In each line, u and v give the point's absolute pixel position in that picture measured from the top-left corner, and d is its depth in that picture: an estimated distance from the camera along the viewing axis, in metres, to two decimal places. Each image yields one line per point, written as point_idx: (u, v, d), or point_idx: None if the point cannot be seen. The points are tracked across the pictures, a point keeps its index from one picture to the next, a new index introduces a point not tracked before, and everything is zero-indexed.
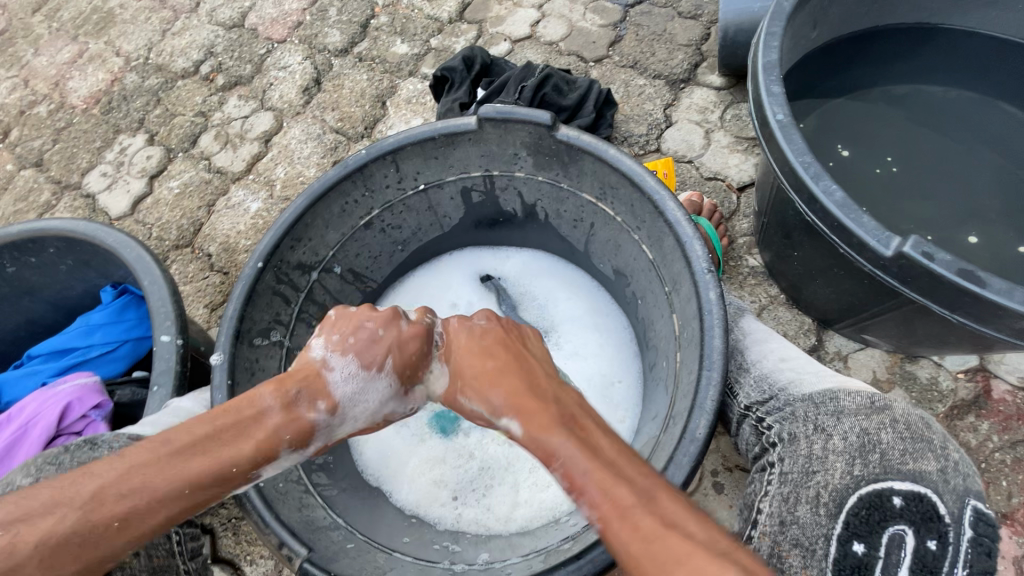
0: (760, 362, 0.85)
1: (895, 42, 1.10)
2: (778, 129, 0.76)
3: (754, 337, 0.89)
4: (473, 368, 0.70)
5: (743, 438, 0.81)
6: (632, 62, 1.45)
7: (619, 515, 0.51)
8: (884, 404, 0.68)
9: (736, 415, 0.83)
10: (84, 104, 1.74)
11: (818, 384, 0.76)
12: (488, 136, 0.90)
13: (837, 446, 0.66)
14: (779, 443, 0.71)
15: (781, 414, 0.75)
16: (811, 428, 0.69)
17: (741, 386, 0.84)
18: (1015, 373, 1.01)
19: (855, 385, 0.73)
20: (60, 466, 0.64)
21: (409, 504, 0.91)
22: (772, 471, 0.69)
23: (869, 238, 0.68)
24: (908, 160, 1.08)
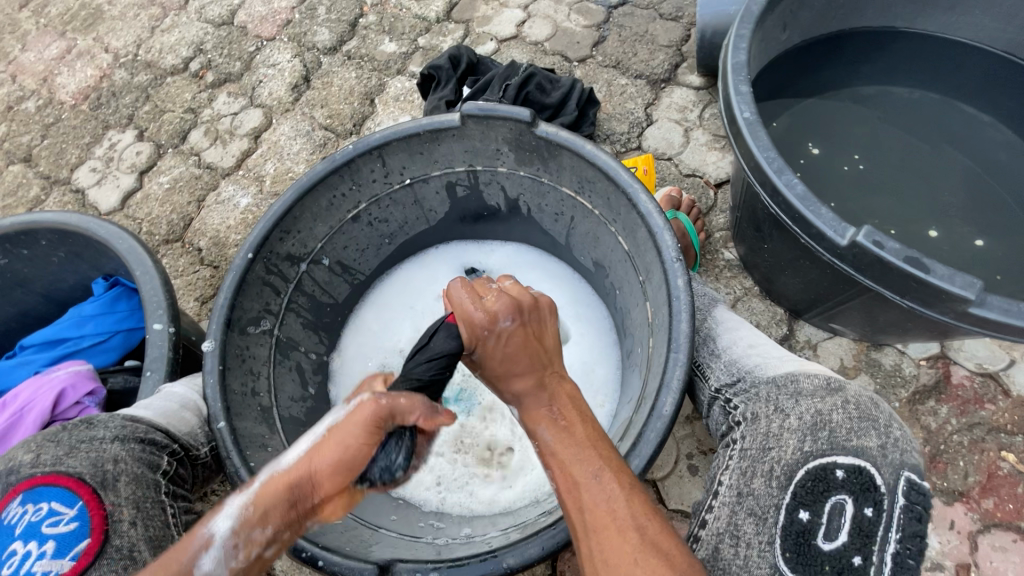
0: (730, 347, 0.82)
1: (863, 45, 1.15)
2: (745, 127, 0.80)
3: (726, 324, 0.87)
4: (493, 362, 0.72)
5: (711, 418, 0.80)
6: (615, 62, 1.49)
7: (568, 488, 0.62)
8: (839, 386, 0.69)
9: (706, 397, 0.81)
10: (73, 100, 1.74)
11: (782, 367, 0.76)
12: (471, 132, 0.93)
13: (792, 424, 0.66)
14: (742, 422, 0.71)
15: (745, 393, 0.74)
16: (771, 408, 0.69)
17: (710, 368, 0.82)
18: (973, 360, 1.06)
19: (815, 368, 0.72)
20: (59, 443, 0.67)
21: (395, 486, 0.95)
22: (734, 447, 0.70)
23: (826, 229, 0.72)
24: (873, 157, 1.13)
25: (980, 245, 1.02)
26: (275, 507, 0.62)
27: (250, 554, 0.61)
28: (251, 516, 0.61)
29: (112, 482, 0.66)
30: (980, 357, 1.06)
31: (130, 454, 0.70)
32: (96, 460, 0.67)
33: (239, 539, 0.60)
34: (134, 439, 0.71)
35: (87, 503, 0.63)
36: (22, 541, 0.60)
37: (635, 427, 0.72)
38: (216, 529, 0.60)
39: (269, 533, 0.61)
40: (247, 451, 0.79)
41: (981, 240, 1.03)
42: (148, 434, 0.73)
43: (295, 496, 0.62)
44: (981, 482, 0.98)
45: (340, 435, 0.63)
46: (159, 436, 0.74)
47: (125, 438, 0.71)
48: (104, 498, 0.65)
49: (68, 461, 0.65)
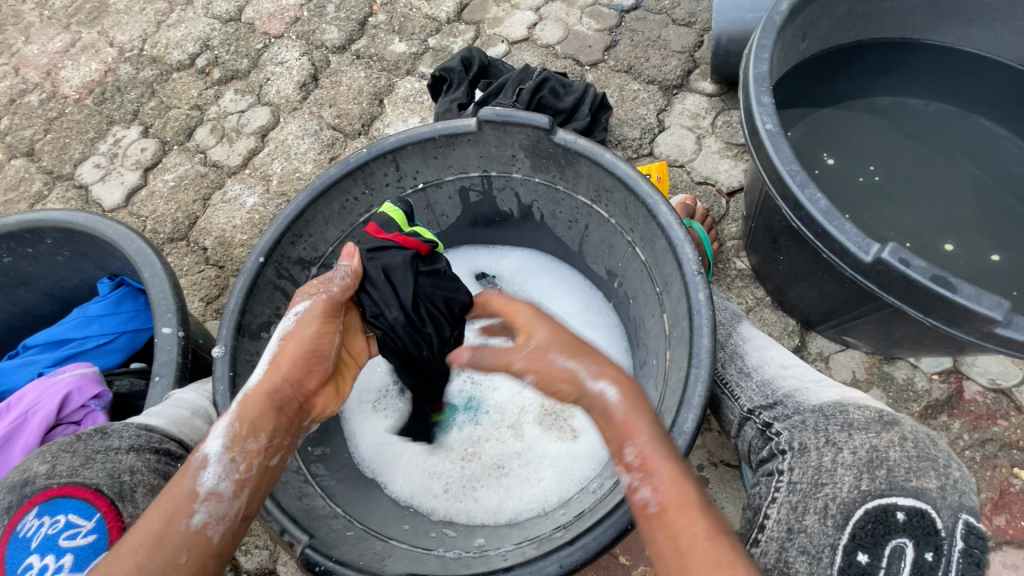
0: (761, 368, 0.79)
1: (879, 55, 1.14)
2: (767, 138, 0.80)
3: (753, 343, 0.83)
4: (559, 333, 0.65)
5: (741, 440, 0.75)
6: (627, 67, 1.48)
7: (679, 507, 0.51)
8: (894, 420, 0.61)
9: (735, 417, 0.77)
10: (76, 94, 1.72)
11: (824, 395, 0.70)
12: (487, 138, 0.92)
13: (846, 458, 0.59)
14: (788, 451, 0.65)
15: (790, 421, 0.68)
16: (822, 440, 0.63)
17: (741, 388, 0.78)
18: (986, 375, 1.06)
19: (866, 400, 0.66)
20: (75, 453, 0.66)
21: (403, 496, 0.93)
22: (781, 478, 0.64)
23: (850, 245, 0.71)
24: (888, 169, 1.12)
25: (996, 259, 1.02)
26: (266, 414, 0.64)
27: (253, 466, 0.62)
28: (241, 430, 0.62)
29: (129, 493, 0.65)
30: (993, 373, 1.06)
31: (145, 465, 0.68)
32: (113, 471, 0.65)
33: (234, 453, 0.61)
34: (149, 449, 0.70)
35: (105, 515, 0.62)
36: (38, 555, 0.59)
37: None
38: (210, 447, 0.60)
39: (263, 441, 0.63)
40: None
41: (998, 254, 1.02)
42: (162, 444, 0.71)
43: (281, 398, 0.66)
44: (992, 498, 0.98)
45: (299, 335, 0.69)
46: (173, 447, 0.72)
47: (139, 448, 0.69)
48: (122, 509, 0.64)
49: (84, 473, 0.64)
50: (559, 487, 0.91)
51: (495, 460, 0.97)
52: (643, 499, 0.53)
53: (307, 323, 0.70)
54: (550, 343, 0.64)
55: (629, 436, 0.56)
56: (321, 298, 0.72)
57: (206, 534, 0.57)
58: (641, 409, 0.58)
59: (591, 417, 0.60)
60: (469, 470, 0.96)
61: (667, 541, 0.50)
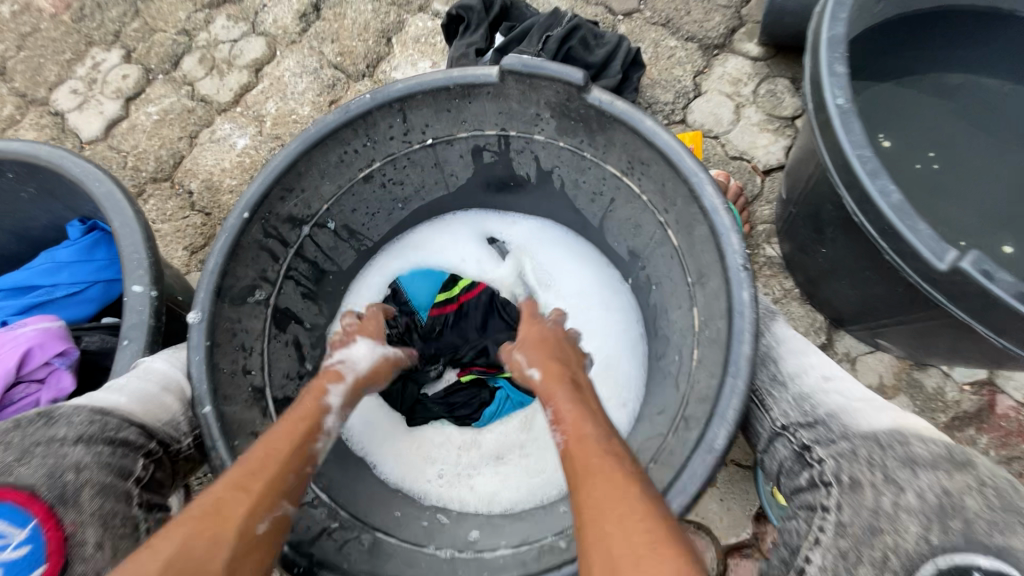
0: (800, 378, 0.69)
1: (954, 27, 1.02)
2: (836, 115, 0.68)
3: (790, 346, 0.73)
4: (537, 335, 0.83)
5: (771, 458, 0.67)
6: (664, 20, 1.33)
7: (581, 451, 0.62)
8: (965, 460, 0.55)
9: (767, 431, 0.68)
10: (52, 8, 1.55)
11: (876, 416, 0.61)
12: (509, 91, 0.79)
13: (911, 504, 0.52)
14: (837, 486, 0.57)
15: (836, 446, 0.60)
16: (880, 477, 0.55)
17: (775, 400, 0.68)
18: (1021, 390, 0.99)
19: (928, 431, 0.58)
20: (9, 446, 0.55)
21: (393, 478, 0.88)
22: (827, 517, 0.56)
23: (923, 249, 0.62)
24: (949, 158, 1.01)
25: None
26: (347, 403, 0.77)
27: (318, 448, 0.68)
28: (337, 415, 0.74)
29: (75, 495, 0.55)
30: None
31: (96, 460, 0.57)
32: (54, 469, 0.54)
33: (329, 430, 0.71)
34: (101, 440, 0.59)
35: (42, 523, 0.52)
36: None
37: (680, 456, 0.64)
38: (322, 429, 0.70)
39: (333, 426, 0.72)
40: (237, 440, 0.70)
41: None
42: (119, 434, 0.60)
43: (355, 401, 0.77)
44: None
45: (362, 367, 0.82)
46: (131, 435, 0.61)
47: (89, 440, 0.58)
48: (64, 516, 0.53)
49: (19, 470, 0.53)
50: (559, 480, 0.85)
51: (494, 449, 0.92)
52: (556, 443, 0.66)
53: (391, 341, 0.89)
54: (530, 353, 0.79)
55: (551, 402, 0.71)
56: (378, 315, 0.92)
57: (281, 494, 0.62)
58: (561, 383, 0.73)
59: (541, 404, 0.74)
60: (465, 459, 0.92)
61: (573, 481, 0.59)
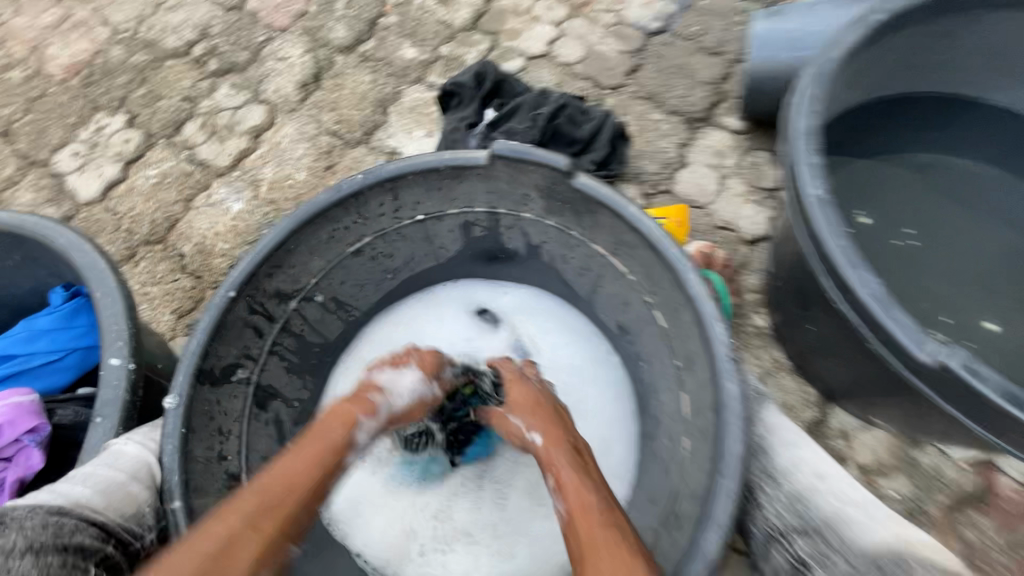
0: (793, 474, 0.66)
1: (922, 111, 1.06)
2: (814, 205, 0.70)
3: (782, 437, 0.69)
4: (528, 398, 0.76)
5: (767, 562, 0.65)
6: (649, 94, 1.39)
7: (588, 518, 0.59)
8: None
9: (761, 534, 0.66)
10: (63, 75, 1.61)
11: (872, 530, 0.59)
12: (498, 173, 0.82)
13: None
14: None
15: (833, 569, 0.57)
16: None
17: (767, 503, 0.66)
18: (1017, 466, 0.94)
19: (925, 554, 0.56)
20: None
21: (378, 560, 0.85)
22: None
23: (907, 342, 0.62)
24: (928, 233, 1.03)
25: None
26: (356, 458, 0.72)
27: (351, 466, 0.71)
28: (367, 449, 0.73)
29: None
30: None
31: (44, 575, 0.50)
32: None
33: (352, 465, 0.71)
34: (53, 548, 0.52)
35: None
36: None
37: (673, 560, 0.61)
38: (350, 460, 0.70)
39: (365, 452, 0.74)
40: None
41: None
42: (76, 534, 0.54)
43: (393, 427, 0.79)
44: None
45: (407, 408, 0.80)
46: (88, 539, 0.55)
47: (40, 549, 0.51)
48: None
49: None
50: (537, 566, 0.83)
51: (463, 525, 0.89)
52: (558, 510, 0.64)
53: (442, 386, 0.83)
54: (533, 411, 0.74)
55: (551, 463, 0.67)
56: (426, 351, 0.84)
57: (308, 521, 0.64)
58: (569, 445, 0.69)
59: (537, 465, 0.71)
60: (439, 531, 0.88)
61: (602, 543, 0.57)
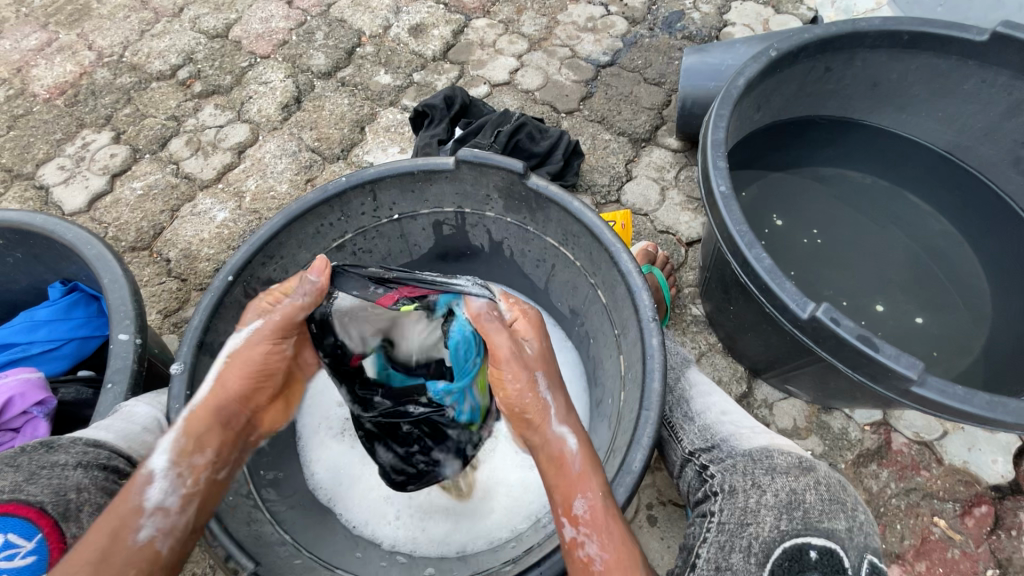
0: (703, 412, 0.82)
1: (821, 132, 1.26)
2: (720, 199, 0.87)
3: (698, 389, 0.86)
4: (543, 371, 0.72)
5: (682, 481, 0.79)
6: (600, 117, 1.58)
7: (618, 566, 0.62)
8: (810, 466, 0.68)
9: (677, 457, 0.80)
10: (47, 94, 1.69)
11: (756, 438, 0.75)
12: (463, 176, 0.96)
13: (768, 500, 0.64)
14: (720, 493, 0.69)
15: (723, 464, 0.73)
16: (748, 482, 0.68)
17: (683, 429, 0.81)
18: (911, 428, 1.14)
19: (789, 446, 0.73)
20: (19, 469, 0.65)
21: (358, 523, 0.92)
22: (711, 519, 0.67)
23: (790, 302, 0.78)
24: (829, 233, 1.23)
25: (919, 322, 1.12)
26: (210, 430, 0.70)
27: (199, 479, 0.69)
28: (188, 446, 0.69)
29: (75, 512, 0.65)
30: (918, 427, 1.14)
31: (92, 483, 0.67)
32: (59, 488, 0.65)
33: (182, 468, 0.67)
34: (97, 466, 0.68)
35: (47, 535, 0.62)
36: None
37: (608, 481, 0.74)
38: (157, 465, 0.66)
39: (211, 456, 0.70)
40: None
41: (921, 317, 1.13)
42: (111, 461, 0.70)
43: (225, 415, 0.72)
44: (915, 545, 1.04)
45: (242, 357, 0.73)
46: (123, 465, 0.71)
47: (87, 464, 0.68)
48: (65, 529, 0.63)
49: (28, 488, 0.63)
50: (510, 521, 0.91)
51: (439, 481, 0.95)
52: (588, 551, 0.64)
53: (269, 336, 0.74)
54: (554, 405, 0.71)
55: (583, 490, 0.66)
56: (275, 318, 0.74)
57: (153, 547, 0.63)
58: (594, 467, 0.68)
59: (543, 458, 0.71)
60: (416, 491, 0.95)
61: None
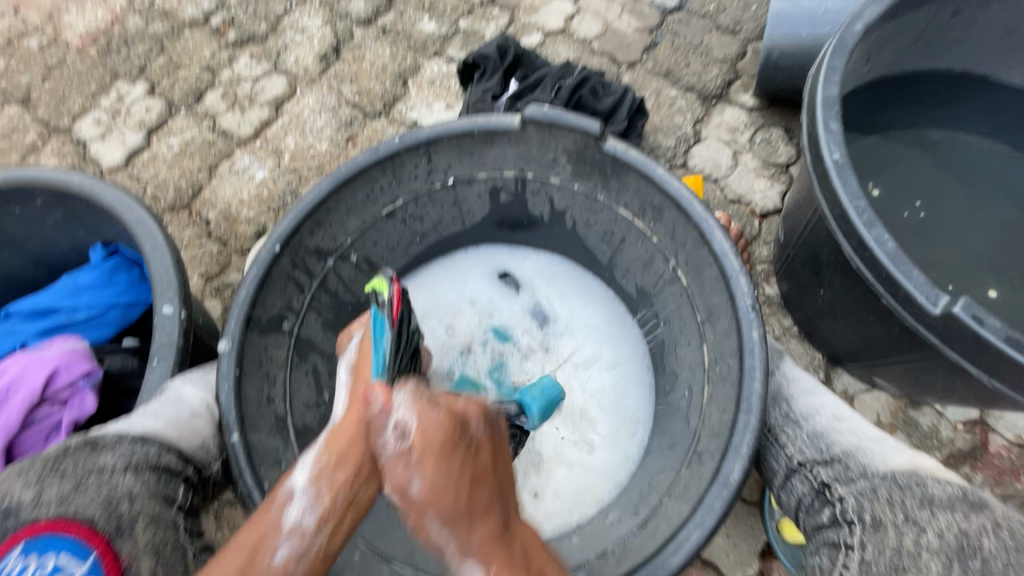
0: (812, 416, 0.76)
1: (933, 90, 1.10)
2: (834, 169, 0.75)
3: (799, 386, 0.81)
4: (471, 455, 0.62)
5: (787, 493, 0.73)
6: (665, 71, 1.42)
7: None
8: (979, 501, 0.62)
9: (781, 468, 0.74)
10: (80, 43, 1.61)
11: (887, 454, 0.69)
12: (529, 138, 0.87)
13: (932, 543, 0.58)
14: (860, 525, 0.63)
15: (855, 486, 0.66)
16: (901, 517, 0.61)
17: (790, 437, 0.75)
18: (1012, 429, 1.03)
19: (939, 471, 0.66)
20: (64, 476, 0.59)
21: None
22: (851, 554, 0.62)
23: (917, 293, 0.68)
24: (934, 205, 1.07)
25: None
26: (352, 445, 0.62)
27: (338, 498, 0.61)
28: (328, 462, 0.62)
29: (128, 528, 0.59)
30: (1020, 428, 1.03)
31: (144, 489, 0.62)
32: (109, 500, 0.59)
33: (320, 486, 0.61)
34: (147, 468, 0.63)
35: (100, 557, 0.56)
36: None
37: (697, 491, 0.67)
38: (297, 480, 0.61)
39: (350, 473, 0.61)
40: (261, 469, 0.74)
41: None
42: (160, 460, 0.65)
43: (363, 431, 0.64)
44: None
45: (365, 371, 0.69)
46: (172, 462, 0.66)
47: (136, 467, 0.63)
48: (119, 549, 0.57)
49: (75, 501, 0.58)
50: (578, 505, 0.88)
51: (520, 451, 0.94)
52: None
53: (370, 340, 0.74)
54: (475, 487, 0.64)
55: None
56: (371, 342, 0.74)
57: (286, 571, 0.56)
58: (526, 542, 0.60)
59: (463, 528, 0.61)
60: None
61: None
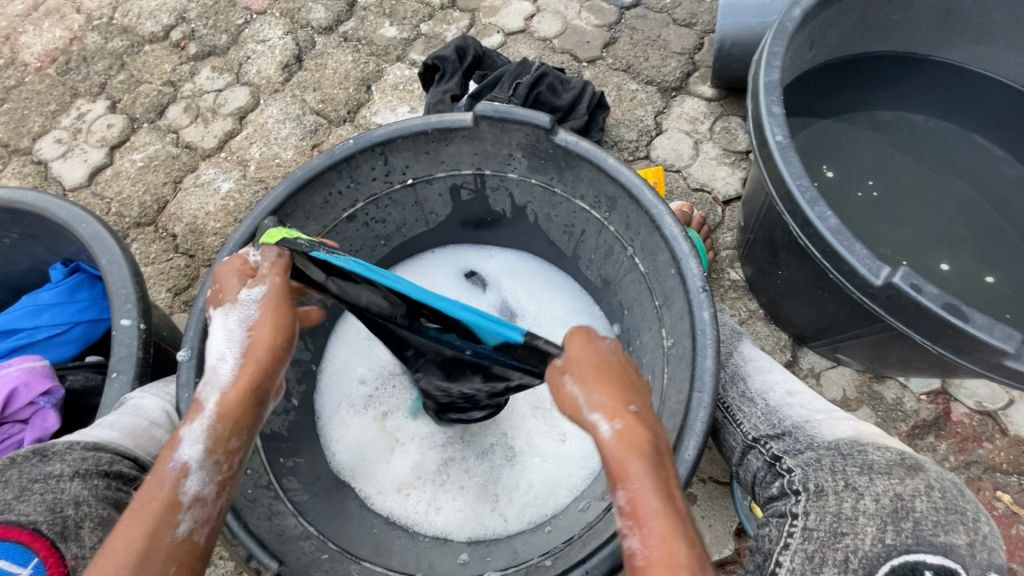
0: (767, 394, 0.79)
1: (878, 73, 1.13)
2: (777, 150, 0.77)
3: (756, 364, 0.84)
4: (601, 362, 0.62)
5: (745, 469, 0.76)
6: (625, 65, 1.44)
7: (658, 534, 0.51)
8: (916, 464, 0.62)
9: (739, 443, 0.77)
10: (38, 62, 1.60)
11: (834, 426, 0.71)
12: (482, 134, 0.87)
13: (868, 507, 0.58)
14: (804, 493, 0.64)
15: (802, 457, 0.68)
16: (840, 483, 0.62)
17: (746, 414, 0.78)
18: (973, 397, 1.05)
19: (884, 440, 0.67)
20: (8, 485, 0.59)
21: (375, 496, 0.91)
22: (794, 521, 0.62)
23: (861, 266, 0.69)
24: (886, 184, 1.10)
25: (990, 281, 1.00)
26: (245, 412, 0.61)
27: (234, 463, 0.61)
28: (221, 431, 0.60)
29: (74, 531, 0.59)
30: (980, 395, 1.05)
31: (92, 494, 0.62)
32: (54, 505, 0.59)
33: (215, 455, 0.59)
34: (97, 474, 0.63)
35: (43, 560, 0.55)
36: None
37: None
38: (188, 453, 0.58)
39: (245, 438, 0.61)
40: None
41: (991, 276, 1.01)
42: (112, 467, 0.65)
43: (256, 392, 0.62)
44: None
45: (256, 326, 0.64)
46: (126, 468, 0.67)
47: (85, 474, 0.63)
48: (64, 551, 0.57)
49: (18, 507, 0.57)
50: (551, 496, 0.88)
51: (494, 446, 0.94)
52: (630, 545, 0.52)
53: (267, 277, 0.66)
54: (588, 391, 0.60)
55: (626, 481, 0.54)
56: (274, 280, 0.66)
57: (193, 538, 0.56)
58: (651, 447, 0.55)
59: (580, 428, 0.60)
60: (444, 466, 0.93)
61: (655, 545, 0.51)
